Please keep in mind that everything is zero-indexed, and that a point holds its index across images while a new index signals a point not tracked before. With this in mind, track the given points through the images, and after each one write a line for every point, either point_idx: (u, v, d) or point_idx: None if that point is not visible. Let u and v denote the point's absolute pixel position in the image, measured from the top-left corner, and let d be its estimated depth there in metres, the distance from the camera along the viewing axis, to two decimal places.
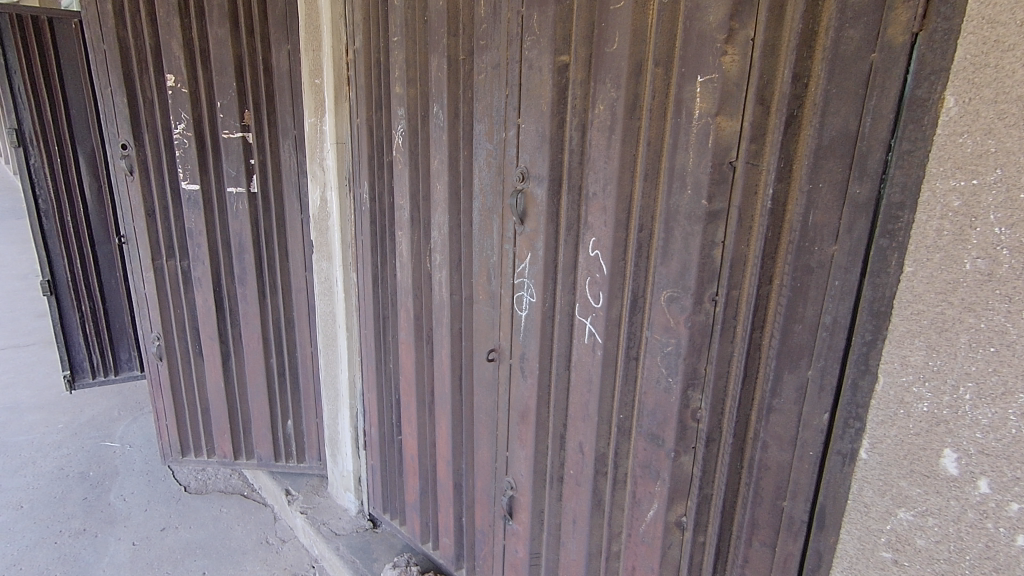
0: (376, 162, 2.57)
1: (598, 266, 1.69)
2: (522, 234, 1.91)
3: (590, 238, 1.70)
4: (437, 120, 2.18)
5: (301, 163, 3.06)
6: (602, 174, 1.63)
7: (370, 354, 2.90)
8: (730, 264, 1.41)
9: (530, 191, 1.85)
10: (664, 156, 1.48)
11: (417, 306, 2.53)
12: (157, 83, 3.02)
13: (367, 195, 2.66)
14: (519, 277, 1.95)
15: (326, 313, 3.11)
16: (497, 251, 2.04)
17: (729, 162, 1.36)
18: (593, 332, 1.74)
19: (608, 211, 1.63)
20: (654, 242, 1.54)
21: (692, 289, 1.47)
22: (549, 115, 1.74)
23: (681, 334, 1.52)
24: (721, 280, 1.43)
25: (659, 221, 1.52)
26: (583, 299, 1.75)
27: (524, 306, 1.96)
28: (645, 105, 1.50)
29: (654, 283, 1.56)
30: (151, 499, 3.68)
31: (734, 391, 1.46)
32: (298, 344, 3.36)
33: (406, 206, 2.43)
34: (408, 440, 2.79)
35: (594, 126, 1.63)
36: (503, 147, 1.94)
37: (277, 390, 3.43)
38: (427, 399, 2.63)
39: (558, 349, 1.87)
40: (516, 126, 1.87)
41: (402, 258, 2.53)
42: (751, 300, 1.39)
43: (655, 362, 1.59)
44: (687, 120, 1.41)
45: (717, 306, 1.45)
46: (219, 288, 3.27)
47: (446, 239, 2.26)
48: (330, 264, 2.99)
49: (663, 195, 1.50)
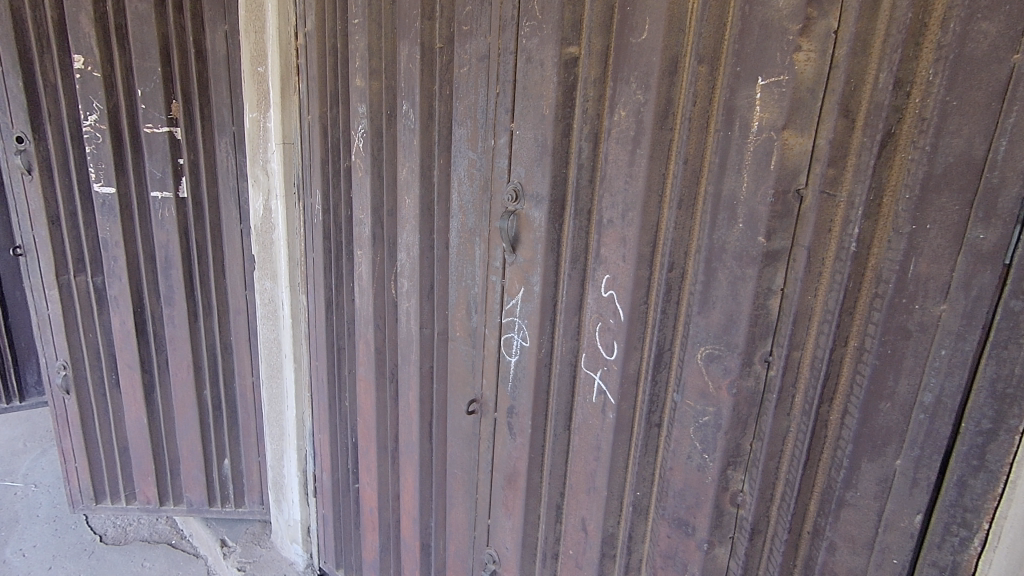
0: (331, 168, 2.17)
1: (611, 310, 1.36)
2: (512, 265, 1.57)
3: (602, 275, 1.37)
4: (408, 122, 1.82)
5: (240, 164, 2.61)
6: (621, 197, 1.30)
7: (322, 391, 2.49)
8: (792, 319, 1.11)
9: (525, 213, 1.51)
10: (705, 179, 1.17)
11: (379, 338, 2.15)
12: (62, 65, 2.52)
13: (319, 206, 2.26)
14: (508, 315, 1.61)
15: (270, 340, 2.66)
16: (480, 281, 1.69)
17: (796, 190, 1.06)
18: (604, 389, 1.41)
19: (627, 244, 1.31)
20: (692, 287, 1.23)
21: (739, 348, 1.17)
22: (551, 121, 1.41)
23: (721, 401, 1.21)
24: (779, 337, 1.13)
25: (697, 260, 1.20)
26: (590, 348, 1.43)
27: (513, 351, 1.62)
28: (683, 113, 1.18)
29: (688, 335, 1.25)
30: (57, 554, 3.15)
31: (790, 475, 1.16)
32: (236, 373, 2.91)
33: (367, 221, 2.05)
34: (366, 491, 2.41)
35: (611, 137, 1.30)
36: (490, 158, 1.59)
37: (211, 426, 2.96)
38: (389, 445, 2.25)
39: (556, 404, 1.54)
40: (506, 132, 1.53)
41: (362, 282, 2.15)
42: (818, 364, 1.09)
43: (685, 433, 1.28)
44: (741, 134, 1.10)
45: (771, 369, 1.15)
46: (140, 310, 2.79)
47: (416, 263, 1.90)
48: (274, 284, 2.55)
49: (704, 230, 1.18)
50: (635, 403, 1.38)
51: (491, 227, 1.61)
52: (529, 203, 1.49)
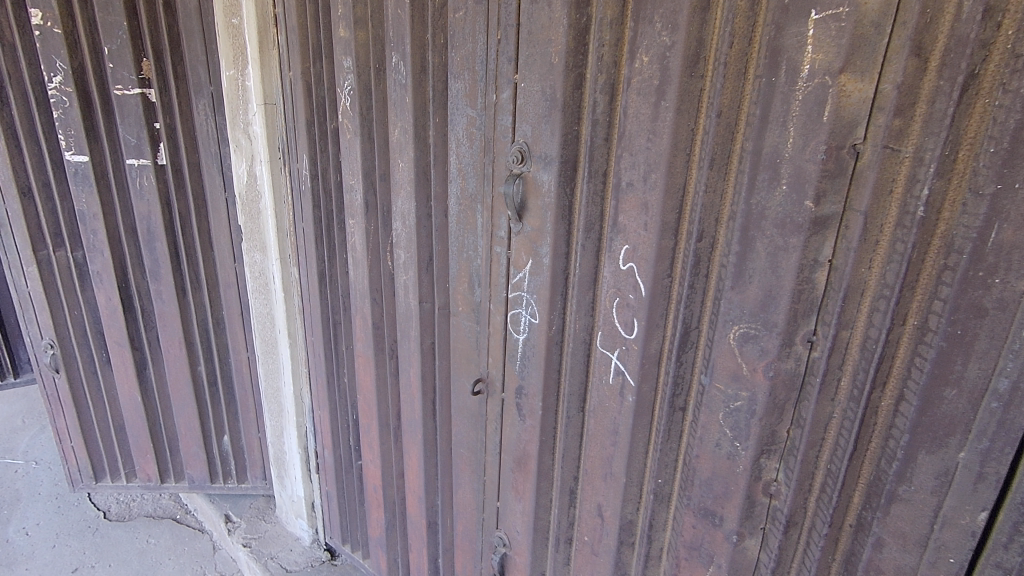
0: (317, 129, 1.99)
1: (631, 284, 1.22)
2: (519, 235, 1.42)
3: (620, 245, 1.23)
4: (398, 76, 1.64)
5: (221, 128, 2.43)
6: (642, 157, 1.15)
7: (319, 367, 2.38)
8: (842, 294, 0.97)
9: (532, 176, 1.35)
10: (742, 135, 1.01)
11: (377, 313, 2.03)
12: (19, 21, 2.30)
13: (306, 171, 2.09)
14: (516, 289, 1.47)
15: (263, 314, 2.54)
16: (483, 253, 1.55)
17: (853, 145, 0.90)
18: (623, 371, 1.29)
19: (649, 211, 1.16)
20: (723, 258, 1.09)
21: (778, 327, 1.03)
22: (561, 71, 1.24)
23: (755, 385, 1.08)
24: (825, 314, 1.00)
25: (731, 228, 1.06)
26: (607, 326, 1.30)
27: (521, 328, 1.49)
28: (717, 56, 1.02)
29: (718, 312, 1.11)
30: (61, 533, 3.11)
31: (833, 466, 1.05)
32: (230, 349, 2.79)
33: (359, 188, 1.89)
34: (369, 468, 2.33)
35: (631, 87, 1.15)
36: (491, 115, 1.42)
37: (208, 403, 2.87)
38: (391, 423, 2.15)
39: (569, 386, 1.43)
40: (510, 85, 1.36)
41: (356, 254, 2.00)
42: (870, 346, 0.96)
43: (714, 420, 1.16)
44: (788, 80, 0.94)
45: (814, 350, 1.02)
46: (125, 285, 2.65)
47: (413, 233, 1.75)
48: (264, 256, 2.41)
49: (739, 194, 1.03)
50: (657, 385, 1.26)
51: (495, 193, 1.46)
52: (537, 165, 1.33)
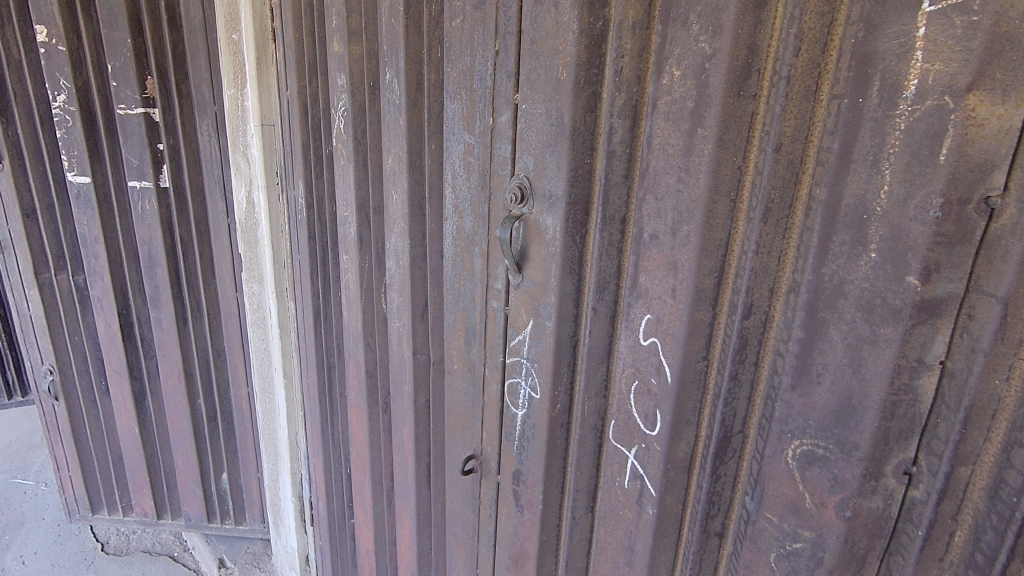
0: (313, 154, 1.80)
1: (654, 366, 0.94)
2: (518, 290, 1.17)
3: (641, 314, 0.96)
4: (392, 95, 1.41)
5: (224, 150, 2.28)
6: (671, 202, 0.88)
7: (314, 413, 2.17)
8: (961, 417, 0.65)
9: (534, 220, 1.09)
10: (811, 178, 0.72)
11: (370, 359, 1.78)
12: (27, 39, 2.23)
13: (302, 199, 1.90)
14: (514, 354, 1.21)
15: (261, 351, 2.37)
16: (479, 307, 1.30)
17: (988, 199, 0.58)
18: (642, 474, 1.00)
19: (679, 273, 0.88)
20: (780, 344, 0.80)
21: (859, 451, 0.73)
22: (569, 88, 0.98)
23: (824, 526, 0.78)
24: (933, 442, 0.68)
25: (792, 306, 0.76)
26: (623, 414, 1.02)
27: (519, 402, 1.22)
28: (776, 68, 0.73)
29: (772, 417, 0.82)
30: (56, 564, 2.98)
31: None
32: (231, 383, 2.62)
33: (352, 220, 1.66)
34: (362, 530, 2.07)
35: (658, 110, 0.88)
36: (488, 143, 1.17)
37: (207, 439, 2.69)
38: (384, 483, 1.89)
39: (575, 479, 1.15)
40: (509, 108, 1.11)
41: (349, 293, 1.78)
42: (1005, 499, 0.63)
43: (762, 559, 0.86)
44: (883, 102, 0.63)
45: (913, 488, 0.71)
46: (125, 312, 2.52)
47: (406, 275, 1.50)
48: (261, 288, 2.25)
49: (805, 260, 0.74)
50: (685, 497, 0.97)
51: (490, 237, 1.21)
52: (540, 206, 1.07)
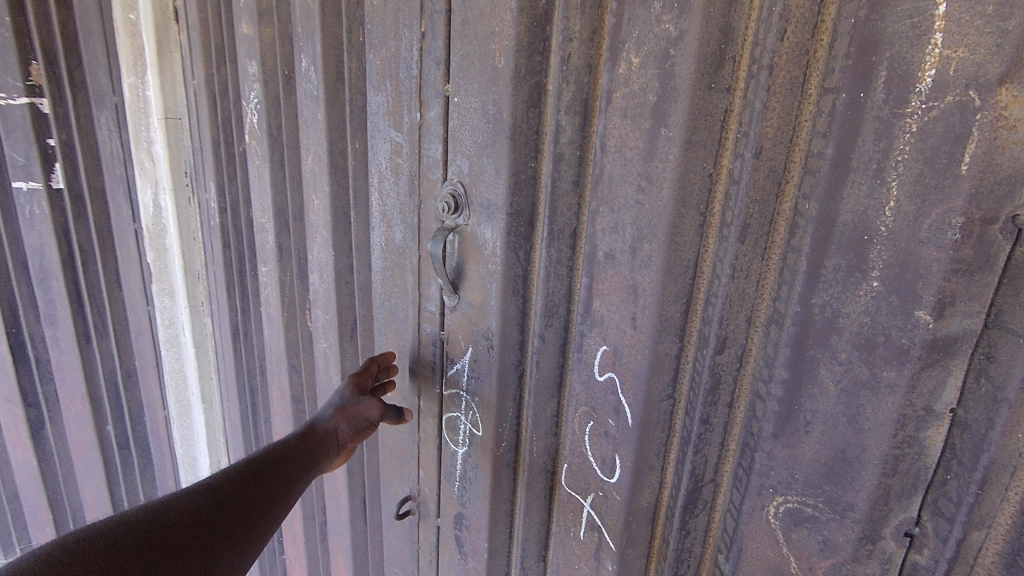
0: (224, 152, 1.60)
1: (611, 406, 0.82)
2: (453, 315, 1.03)
3: (596, 345, 0.82)
4: (309, 85, 1.22)
5: (126, 145, 2.01)
6: (630, 215, 0.74)
7: (237, 440, 1.94)
8: (978, 477, 0.54)
9: (471, 232, 0.95)
10: (799, 188, 0.61)
11: (296, 384, 1.54)
12: None
13: (214, 203, 1.69)
14: (453, 385, 1.07)
15: (174, 373, 2.19)
16: (412, 331, 1.14)
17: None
18: (599, 526, 0.88)
19: (641, 299, 0.75)
20: (760, 386, 0.68)
21: (854, 513, 0.61)
22: (509, 78, 0.83)
23: None
24: (944, 503, 0.57)
25: (775, 342, 0.65)
26: (576, 458, 0.89)
27: (460, 440, 1.09)
28: (755, 55, 0.61)
29: (751, 469, 0.70)
30: None
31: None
32: (145, 406, 2.38)
33: (269, 227, 1.45)
34: (294, 569, 1.86)
35: (613, 105, 0.74)
36: (416, 143, 1.01)
37: (119, 469, 2.45)
38: (316, 517, 1.69)
39: (523, 527, 1.02)
40: (439, 103, 0.95)
41: (270, 308, 1.53)
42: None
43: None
44: (889, 97, 0.52)
45: (914, 553, 0.60)
46: (16, 331, 2.22)
47: (332, 290, 1.31)
48: (172, 302, 2.10)
49: (791, 287, 0.62)
50: (648, 550, 0.86)
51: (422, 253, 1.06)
52: (479, 216, 0.93)
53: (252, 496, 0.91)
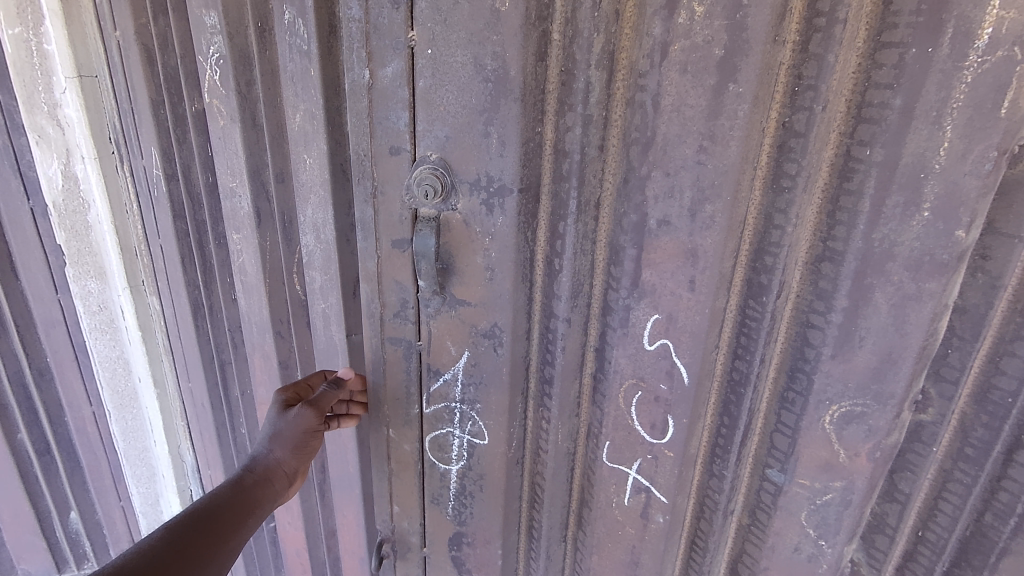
0: (177, 117, 1.50)
1: (664, 370, 0.91)
2: (438, 320, 1.09)
3: (646, 316, 0.90)
4: (296, 39, 1.13)
5: (7, 108, 1.69)
6: (689, 177, 0.81)
7: (206, 421, 1.98)
8: (976, 346, 0.71)
9: (459, 221, 0.99)
10: (862, 136, 0.69)
11: (284, 349, 1.55)
12: None
13: (161, 170, 1.59)
14: (442, 399, 1.16)
15: (114, 360, 2.09)
16: (379, 346, 1.18)
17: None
18: (647, 487, 1.01)
19: (700, 260, 0.83)
20: (814, 317, 0.79)
21: (895, 399, 0.76)
22: (511, 27, 0.85)
23: (854, 473, 0.82)
24: (945, 370, 0.74)
25: (834, 277, 0.76)
26: (620, 432, 1.00)
27: (454, 452, 1.20)
28: (817, 8, 0.69)
29: (808, 390, 0.83)
30: None
31: (930, 535, 0.82)
32: (65, 407, 2.18)
33: (244, 192, 1.38)
34: (286, 531, 1.80)
35: (670, 61, 0.78)
36: (367, 109, 1.00)
37: (41, 481, 2.26)
38: (314, 477, 1.66)
39: (554, 455, 1.12)
40: (400, 58, 0.94)
41: (246, 277, 1.50)
42: (997, 400, 0.71)
43: (790, 523, 0.91)
44: (952, 52, 0.62)
45: (920, 412, 0.77)
46: None
47: (332, 250, 1.27)
48: (103, 286, 1.96)
49: (851, 227, 0.73)
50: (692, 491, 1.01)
51: (386, 257, 1.09)
52: (473, 198, 0.97)
53: (213, 531, 1.05)
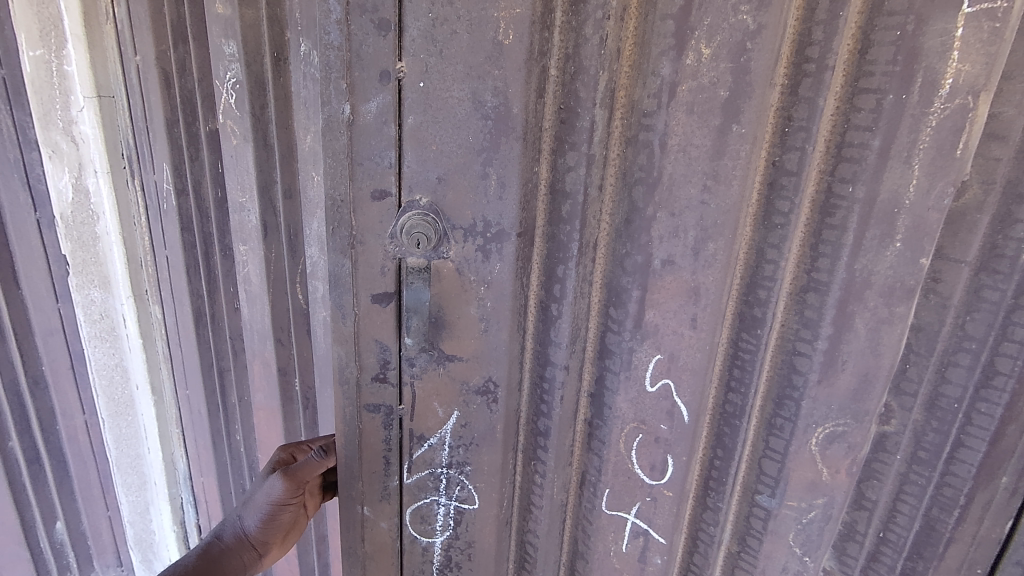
0: (189, 134, 1.56)
1: (665, 410, 0.96)
2: (424, 380, 1.02)
3: (648, 356, 0.94)
4: (309, 68, 1.18)
5: (21, 123, 1.74)
6: (694, 217, 0.85)
7: (202, 429, 2.03)
8: (932, 360, 0.79)
9: (451, 271, 0.93)
10: (844, 174, 0.76)
11: (283, 356, 1.60)
12: None
13: (171, 183, 1.65)
14: (426, 465, 1.08)
15: (112, 367, 2.13)
16: (354, 415, 1.05)
17: (984, 184, 0.71)
18: (646, 529, 1.06)
19: (702, 299, 0.88)
20: (801, 345, 0.85)
21: (870, 416, 0.84)
22: (515, 61, 0.82)
23: (835, 489, 0.90)
24: (905, 383, 0.82)
25: (819, 307, 0.82)
26: (620, 476, 1.04)
27: (438, 522, 1.14)
28: (808, 53, 0.74)
29: (796, 415, 0.88)
30: None
31: (892, 535, 0.90)
32: (57, 415, 2.17)
33: (252, 206, 1.44)
34: None
35: (677, 102, 0.82)
36: (344, 144, 0.87)
37: (27, 492, 2.23)
38: None
39: (550, 489, 1.11)
40: (386, 91, 0.84)
41: (250, 286, 1.55)
42: (945, 406, 0.80)
43: (779, 545, 0.97)
44: (921, 99, 0.70)
45: (886, 423, 0.84)
46: None
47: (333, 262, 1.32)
48: (106, 294, 2.00)
49: (834, 259, 0.79)
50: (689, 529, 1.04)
51: (365, 313, 0.96)
52: (468, 245, 0.92)
53: None
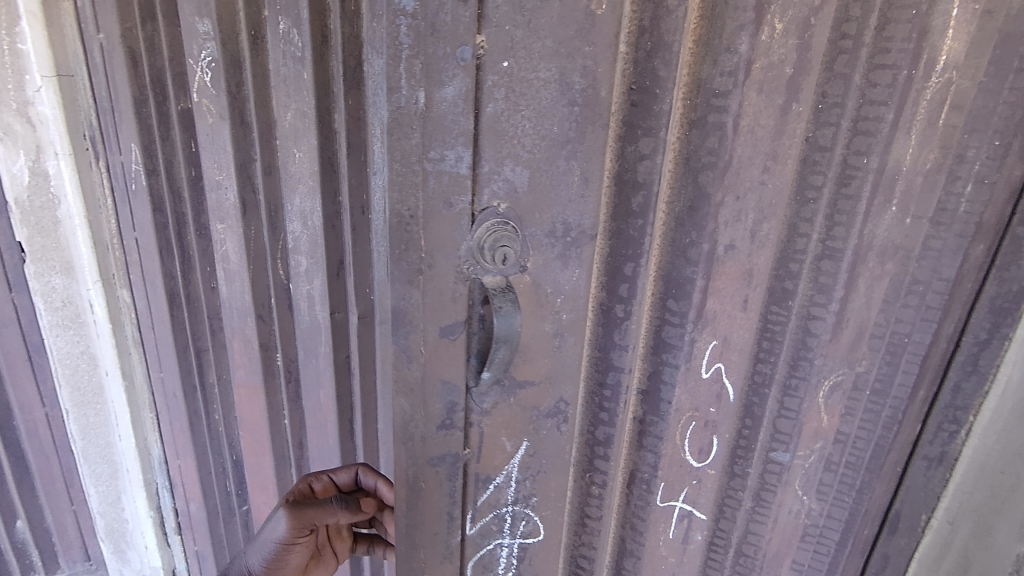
0: (160, 114, 1.54)
1: (716, 392, 0.96)
2: (493, 416, 0.87)
3: (705, 343, 0.92)
4: (291, 47, 1.27)
5: None
6: (753, 200, 0.84)
7: (178, 411, 1.98)
8: (893, 306, 0.92)
9: (529, 283, 0.81)
10: (863, 146, 0.83)
11: (265, 332, 1.62)
12: None
13: (140, 163, 1.61)
14: (491, 508, 0.94)
15: (77, 356, 2.03)
16: (411, 462, 0.90)
17: (943, 149, 0.83)
18: (690, 511, 1.06)
19: (755, 280, 0.89)
20: (817, 309, 0.92)
21: (860, 363, 0.96)
22: (607, 38, 0.71)
23: (831, 433, 1.02)
24: (876, 330, 0.94)
25: (833, 272, 0.90)
26: (673, 468, 1.01)
27: (500, 565, 1.00)
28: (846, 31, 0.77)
29: (810, 374, 0.97)
30: None
31: (854, 458, 1.04)
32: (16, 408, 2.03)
33: (231, 183, 1.47)
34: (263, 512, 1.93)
35: (750, 80, 0.78)
36: (416, 141, 0.73)
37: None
38: (291, 453, 1.77)
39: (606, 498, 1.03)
40: (464, 74, 0.70)
41: (230, 265, 1.60)
42: (898, 341, 0.94)
43: (790, 494, 1.08)
44: (924, 74, 0.79)
45: (863, 367, 0.97)
46: None
47: (318, 235, 1.39)
48: (70, 280, 1.90)
49: (849, 227, 0.87)
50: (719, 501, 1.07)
51: (434, 349, 0.82)
52: (546, 252, 0.80)
53: None
